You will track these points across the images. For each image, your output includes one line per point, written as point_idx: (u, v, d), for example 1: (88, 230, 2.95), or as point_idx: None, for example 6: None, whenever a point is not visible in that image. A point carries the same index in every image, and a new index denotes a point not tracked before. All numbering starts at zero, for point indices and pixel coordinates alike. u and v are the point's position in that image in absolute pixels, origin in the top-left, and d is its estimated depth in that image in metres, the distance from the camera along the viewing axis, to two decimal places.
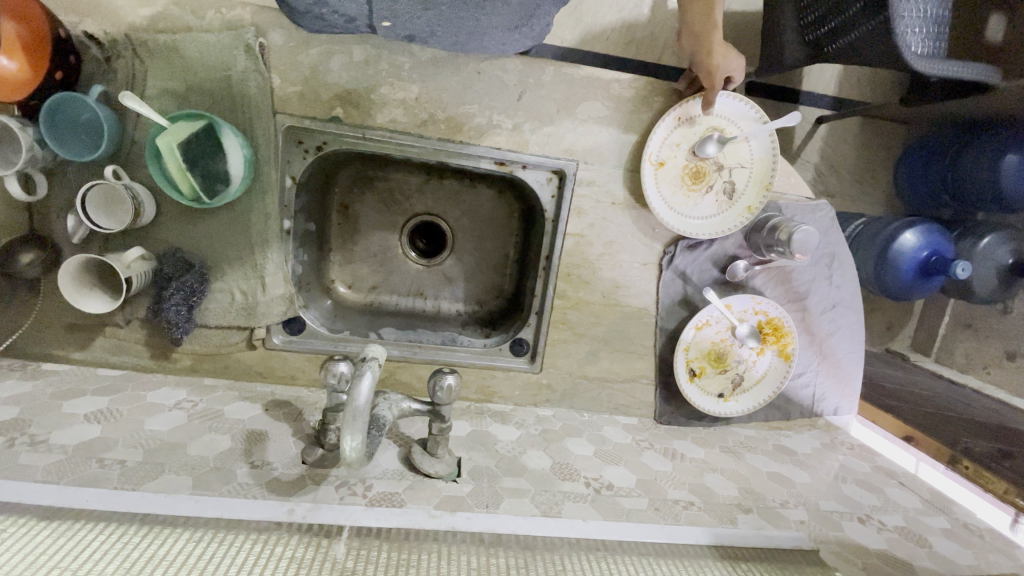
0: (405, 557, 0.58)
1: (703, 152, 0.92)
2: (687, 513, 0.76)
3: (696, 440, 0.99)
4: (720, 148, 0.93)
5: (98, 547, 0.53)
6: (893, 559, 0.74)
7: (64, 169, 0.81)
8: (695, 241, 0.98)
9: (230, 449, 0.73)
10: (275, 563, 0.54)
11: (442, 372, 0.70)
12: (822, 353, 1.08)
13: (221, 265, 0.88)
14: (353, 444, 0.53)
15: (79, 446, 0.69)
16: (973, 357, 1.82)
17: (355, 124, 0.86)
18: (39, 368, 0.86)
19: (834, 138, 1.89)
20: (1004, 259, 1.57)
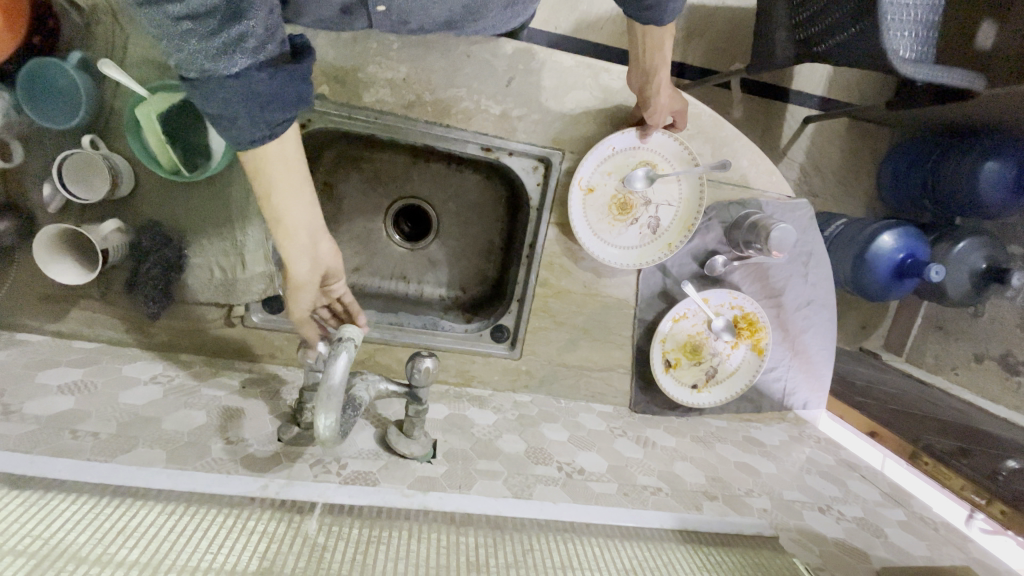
0: (377, 534, 0.59)
1: (632, 184, 0.94)
2: (654, 499, 0.78)
3: (668, 430, 1.01)
4: (649, 182, 0.95)
5: (69, 517, 0.53)
6: (850, 547, 0.77)
7: (40, 135, 0.80)
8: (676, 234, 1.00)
9: (205, 425, 0.73)
10: (247, 538, 0.55)
11: (419, 356, 0.71)
12: (794, 348, 1.11)
13: (200, 240, 0.87)
14: (327, 422, 0.53)
15: (52, 417, 0.69)
16: (943, 358, 1.88)
17: (341, 102, 0.85)
18: (12, 339, 0.85)
19: (819, 138, 1.93)
20: (977, 264, 1.61)
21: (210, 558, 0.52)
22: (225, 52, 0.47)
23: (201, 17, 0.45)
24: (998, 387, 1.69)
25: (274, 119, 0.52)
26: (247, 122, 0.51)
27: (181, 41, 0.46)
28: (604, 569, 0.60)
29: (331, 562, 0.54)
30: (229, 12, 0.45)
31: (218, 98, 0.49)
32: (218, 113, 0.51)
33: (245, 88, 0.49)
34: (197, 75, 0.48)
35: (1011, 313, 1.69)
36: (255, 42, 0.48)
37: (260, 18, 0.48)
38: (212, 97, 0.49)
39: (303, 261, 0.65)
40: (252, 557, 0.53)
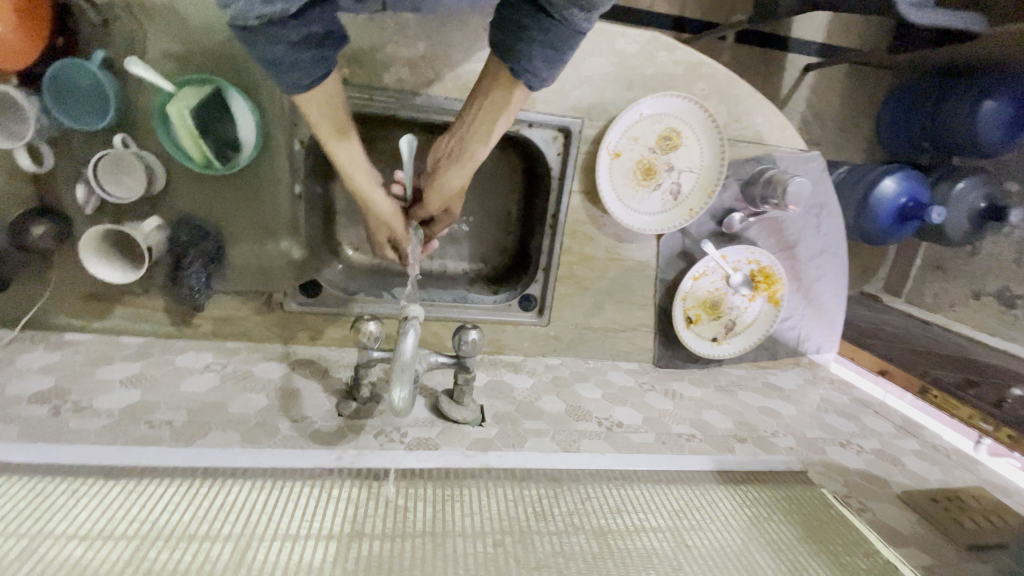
0: (450, 492, 0.64)
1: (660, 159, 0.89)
2: (690, 445, 0.84)
3: (693, 381, 1.07)
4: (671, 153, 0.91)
5: (169, 498, 0.58)
6: (871, 476, 0.83)
7: (69, 138, 0.80)
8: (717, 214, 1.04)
9: (268, 406, 0.78)
10: (335, 505, 0.60)
11: (465, 328, 0.76)
12: (808, 297, 1.15)
13: (236, 231, 0.89)
14: (401, 395, 0.57)
15: (124, 409, 0.73)
16: (942, 296, 1.95)
17: (362, 85, 0.86)
18: (63, 339, 0.88)
19: (819, 86, 1.93)
20: (976, 204, 1.66)
21: (306, 525, 0.57)
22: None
23: None
24: (996, 320, 1.76)
25: (326, 56, 0.58)
26: (304, 62, 0.55)
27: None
28: (655, 511, 0.66)
29: (416, 520, 0.60)
30: None
31: (276, 44, 0.52)
32: (281, 59, 0.54)
33: (303, 31, 0.53)
34: (252, 21, 0.49)
35: (1008, 250, 1.75)
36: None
37: None
38: (275, 44, 0.52)
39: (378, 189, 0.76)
40: (343, 521, 0.58)
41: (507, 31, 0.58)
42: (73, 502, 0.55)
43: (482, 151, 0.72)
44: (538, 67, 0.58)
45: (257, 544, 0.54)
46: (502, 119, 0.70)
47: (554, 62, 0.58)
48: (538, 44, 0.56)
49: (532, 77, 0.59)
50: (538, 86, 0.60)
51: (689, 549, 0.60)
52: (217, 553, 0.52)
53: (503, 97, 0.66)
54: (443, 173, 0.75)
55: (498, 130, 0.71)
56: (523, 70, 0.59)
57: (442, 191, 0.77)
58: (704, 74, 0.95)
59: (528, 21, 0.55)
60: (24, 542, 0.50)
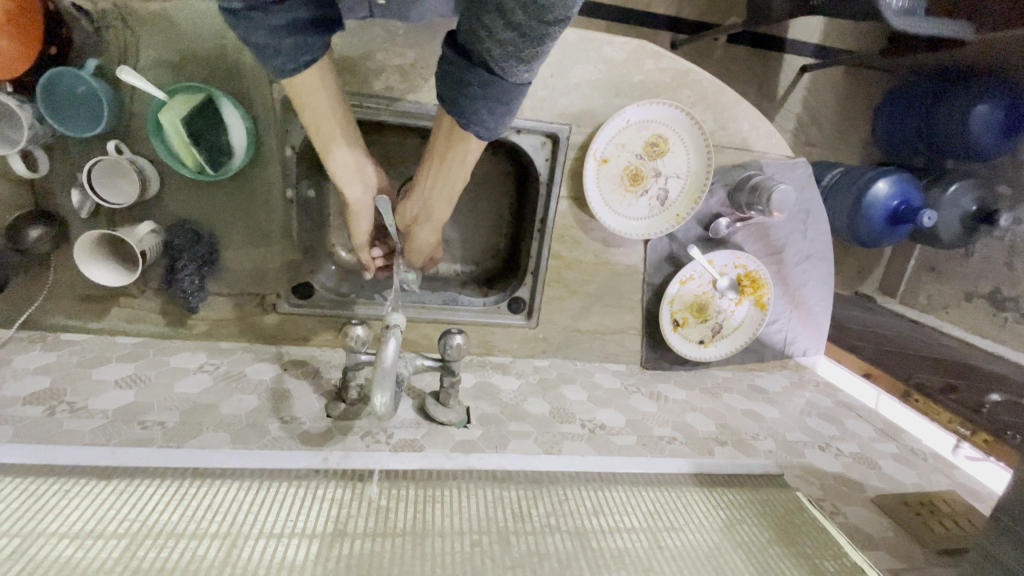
0: (431, 492, 0.67)
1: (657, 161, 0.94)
2: (671, 447, 0.86)
3: (678, 383, 1.09)
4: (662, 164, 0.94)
5: (159, 499, 0.60)
6: (847, 479, 0.85)
7: (65, 144, 0.82)
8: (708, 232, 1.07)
9: (258, 407, 0.80)
10: (319, 505, 0.62)
11: (450, 333, 0.78)
12: (795, 301, 1.17)
13: (229, 235, 0.91)
14: (383, 400, 0.59)
15: (118, 410, 0.75)
16: (934, 297, 1.96)
17: (352, 92, 0.87)
18: (60, 340, 0.90)
19: (816, 88, 1.94)
20: (967, 207, 1.67)
21: (290, 524, 0.59)
22: None
23: None
24: (987, 323, 1.78)
25: (312, 42, 0.59)
26: (291, 47, 0.57)
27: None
28: (630, 512, 0.68)
29: (397, 520, 0.62)
30: None
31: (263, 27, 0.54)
32: (268, 46, 0.56)
33: (286, 19, 0.55)
34: (240, 5, 0.52)
35: (1000, 253, 1.75)
36: None
37: None
38: (259, 30, 0.54)
39: (354, 183, 0.75)
40: (327, 520, 0.60)
41: (451, 86, 0.60)
42: (64, 503, 0.57)
43: (450, 208, 0.79)
44: (483, 118, 0.60)
45: (242, 543, 0.56)
46: (462, 177, 0.75)
47: (502, 113, 0.60)
48: (480, 99, 0.58)
49: (478, 129, 0.61)
50: (486, 134, 0.63)
51: (662, 550, 0.62)
52: (203, 551, 0.54)
53: (460, 159, 0.71)
54: (417, 230, 0.82)
55: (459, 187, 0.76)
56: (470, 122, 0.61)
57: (420, 246, 0.85)
58: (691, 82, 0.96)
59: (473, 79, 0.57)
60: (16, 541, 0.52)
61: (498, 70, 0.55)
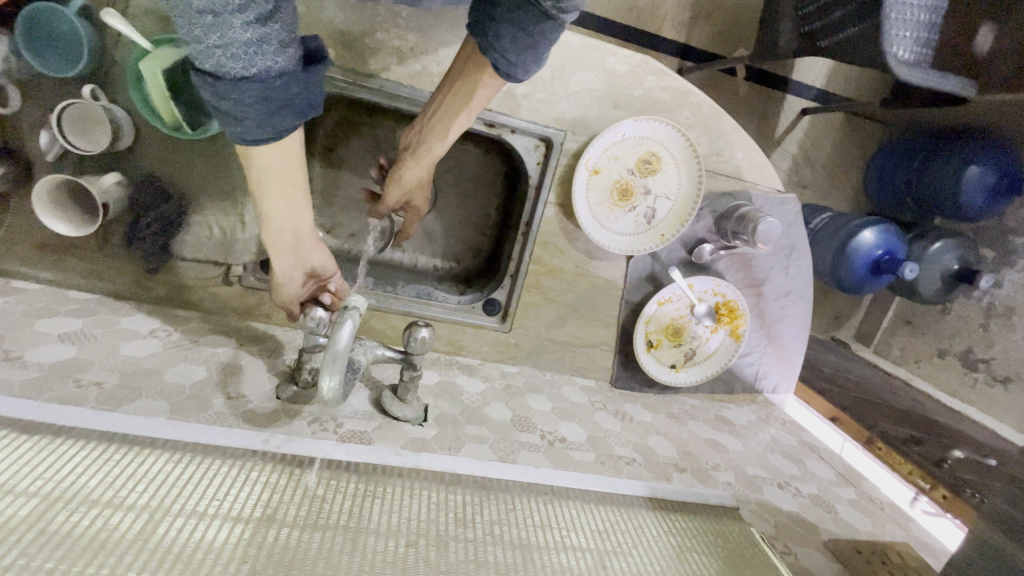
0: (373, 488, 0.64)
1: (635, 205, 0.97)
2: (628, 468, 0.84)
3: (645, 405, 1.07)
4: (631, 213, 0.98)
5: (80, 461, 0.56)
6: (803, 520, 0.84)
7: (40, 83, 0.79)
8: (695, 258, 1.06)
9: (206, 379, 0.76)
10: (251, 487, 0.59)
11: (416, 325, 0.75)
12: (769, 336, 1.16)
13: (202, 199, 0.88)
14: (331, 385, 0.57)
15: (55, 364, 0.71)
16: (908, 351, 1.98)
17: (347, 68, 0.85)
18: (7, 286, 0.85)
19: (813, 131, 1.96)
20: (949, 266, 1.69)
21: (216, 504, 0.56)
22: (248, 53, 0.51)
23: (227, 15, 0.47)
24: (957, 381, 1.80)
25: (282, 121, 0.57)
26: (257, 120, 0.56)
27: (205, 40, 0.48)
28: (579, 529, 0.66)
29: (331, 512, 0.59)
30: (261, 17, 0.49)
31: (231, 95, 0.53)
32: (229, 112, 0.54)
33: (262, 91, 0.54)
34: (211, 71, 0.51)
35: (976, 313, 1.78)
36: (273, 47, 0.52)
37: (284, 24, 0.52)
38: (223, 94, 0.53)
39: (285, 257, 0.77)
40: (257, 504, 0.57)
41: (484, 11, 0.66)
42: None
43: (444, 144, 0.80)
44: (505, 47, 0.64)
45: (163, 517, 0.52)
46: (467, 113, 0.77)
47: (523, 45, 0.64)
48: (507, 22, 0.63)
49: (499, 55, 0.65)
50: (506, 68, 0.67)
51: (606, 570, 0.60)
52: (118, 522, 0.50)
53: (470, 94, 0.74)
54: (407, 161, 0.85)
55: (459, 125, 0.78)
56: (491, 48, 0.66)
57: (404, 180, 0.88)
58: (690, 104, 0.96)
59: (506, 2, 0.63)
60: None
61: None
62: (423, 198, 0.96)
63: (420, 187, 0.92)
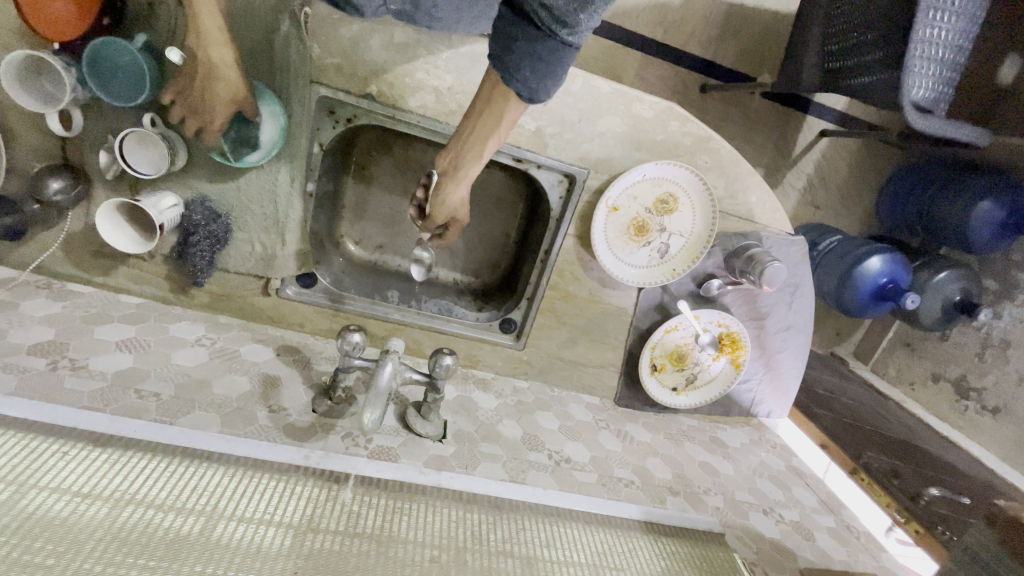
0: (400, 504, 0.72)
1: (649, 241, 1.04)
2: (627, 490, 0.92)
3: (645, 425, 1.14)
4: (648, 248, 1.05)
5: (149, 473, 0.64)
6: (782, 547, 0.92)
7: (102, 106, 0.84)
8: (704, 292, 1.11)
9: (249, 391, 0.84)
10: (295, 498, 0.67)
11: (442, 353, 0.82)
12: (768, 365, 1.23)
13: (246, 218, 0.94)
14: (372, 417, 0.63)
15: (116, 373, 0.79)
16: (904, 373, 2.04)
17: (387, 103, 0.90)
18: (66, 289, 0.92)
19: (831, 152, 1.99)
20: (952, 295, 1.73)
21: (266, 513, 0.64)
22: None
23: None
24: (948, 407, 1.87)
25: None
26: None
27: None
28: (580, 548, 0.74)
29: (366, 524, 0.67)
30: None
31: None
32: None
33: None
34: None
35: (973, 343, 1.83)
36: None
37: None
38: None
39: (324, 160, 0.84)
40: (301, 515, 0.65)
41: (500, 41, 0.68)
42: (61, 462, 0.61)
43: (479, 164, 0.80)
44: (527, 76, 0.67)
45: (223, 526, 0.60)
46: (498, 134, 0.79)
47: (543, 73, 0.67)
48: (525, 55, 0.66)
49: (522, 85, 0.68)
50: (527, 94, 0.70)
51: None
52: (186, 529, 0.58)
53: (499, 114, 0.76)
54: (447, 184, 0.82)
55: (492, 147, 0.80)
56: (512, 79, 0.68)
57: (448, 201, 0.84)
58: (709, 148, 1.01)
59: (521, 34, 0.66)
60: (9, 491, 0.55)
61: (546, 26, 0.64)
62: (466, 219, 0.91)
63: (461, 209, 0.88)
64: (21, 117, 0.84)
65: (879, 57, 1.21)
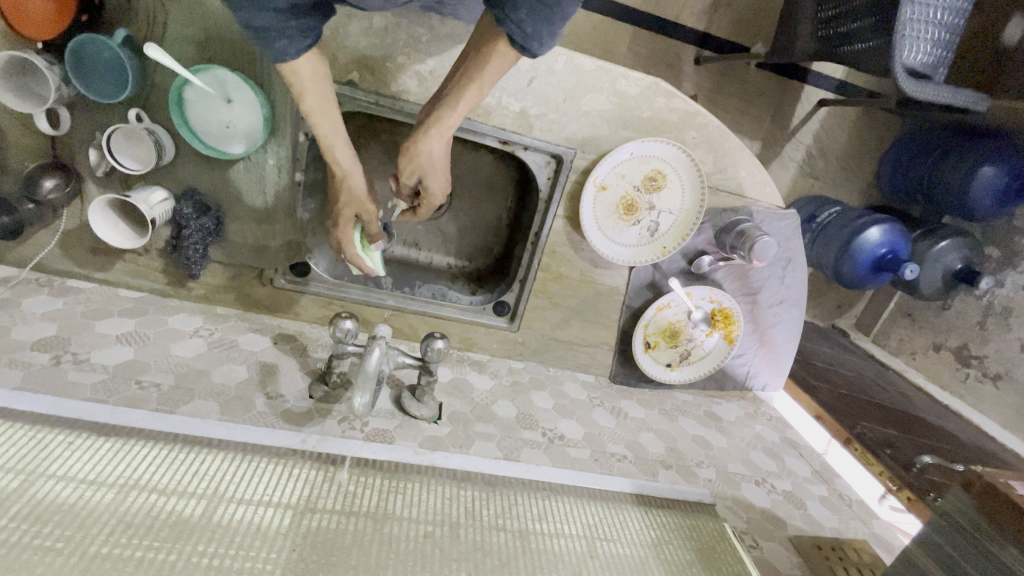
0: (396, 483, 0.74)
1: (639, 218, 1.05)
2: (620, 465, 0.94)
3: (640, 401, 1.16)
4: (639, 225, 1.06)
5: (152, 460, 0.66)
6: (772, 516, 0.94)
7: (87, 104, 0.85)
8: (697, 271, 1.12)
9: (247, 379, 0.87)
10: (294, 480, 0.70)
11: (433, 337, 0.83)
12: (762, 340, 1.24)
13: (236, 210, 0.95)
14: (362, 401, 0.66)
15: (117, 366, 0.81)
16: (905, 343, 2.04)
17: (370, 90, 0.90)
18: (66, 286, 0.94)
19: (830, 122, 1.96)
20: (953, 264, 1.73)
21: (267, 494, 0.66)
22: None
23: None
24: (949, 375, 1.87)
25: None
26: None
27: None
28: (571, 521, 0.76)
29: (361, 503, 0.69)
30: None
31: None
32: None
33: None
34: None
35: (974, 312, 1.82)
36: None
37: None
38: None
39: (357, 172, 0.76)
40: (299, 495, 0.67)
41: None
42: (67, 452, 0.64)
43: (454, 111, 0.72)
44: (522, 18, 0.63)
45: (224, 508, 0.63)
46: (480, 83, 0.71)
47: (541, 18, 0.63)
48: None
49: (515, 27, 0.63)
50: (521, 41, 0.65)
51: (593, 559, 0.70)
52: (189, 511, 0.61)
53: (482, 58, 0.69)
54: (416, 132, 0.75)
55: (473, 96, 0.72)
56: (508, 20, 0.64)
57: (416, 153, 0.75)
58: (697, 124, 1.00)
59: None
60: (18, 481, 0.58)
61: None
62: (439, 187, 0.80)
63: (433, 172, 0.78)
64: (8, 117, 0.84)
65: (871, 22, 1.18)
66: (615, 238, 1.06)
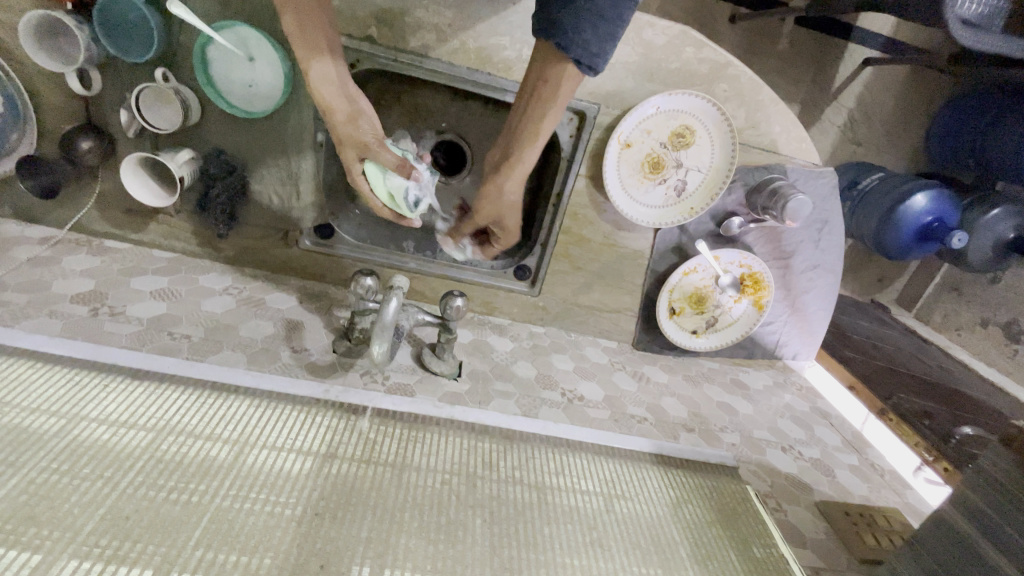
0: (415, 433, 0.75)
1: (665, 175, 1.01)
2: (639, 426, 0.93)
3: (663, 366, 1.15)
4: (666, 182, 1.02)
5: (182, 403, 0.69)
6: (798, 481, 0.92)
7: (115, 66, 0.86)
8: (725, 234, 1.08)
9: (273, 334, 0.90)
10: (316, 429, 0.71)
11: (452, 295, 0.83)
12: (793, 306, 1.19)
13: (260, 170, 0.97)
14: (381, 349, 0.67)
15: (151, 319, 0.85)
16: (950, 317, 1.94)
17: (389, 46, 0.89)
18: (103, 246, 0.99)
19: (875, 83, 1.84)
20: (1004, 234, 1.59)
21: (290, 440, 0.68)
22: None
23: None
24: (995, 351, 1.77)
25: None
26: None
27: None
28: (589, 477, 0.75)
29: (381, 451, 0.70)
30: None
31: None
32: None
33: None
34: None
35: None
36: None
37: None
38: None
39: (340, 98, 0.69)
40: (321, 442, 0.69)
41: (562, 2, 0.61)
42: (103, 394, 0.67)
43: (533, 149, 0.72)
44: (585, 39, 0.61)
45: (248, 451, 0.64)
46: (552, 111, 0.70)
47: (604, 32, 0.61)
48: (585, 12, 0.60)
49: (582, 49, 0.61)
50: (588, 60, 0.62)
51: (610, 513, 0.70)
52: (214, 452, 0.63)
53: (557, 86, 0.67)
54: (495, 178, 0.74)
55: (545, 128, 0.71)
56: (571, 43, 0.61)
57: (497, 197, 0.75)
58: (727, 76, 0.95)
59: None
60: (55, 420, 0.61)
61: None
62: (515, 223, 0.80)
63: (513, 212, 0.78)
64: (44, 79, 0.87)
65: None
66: (641, 198, 1.03)
